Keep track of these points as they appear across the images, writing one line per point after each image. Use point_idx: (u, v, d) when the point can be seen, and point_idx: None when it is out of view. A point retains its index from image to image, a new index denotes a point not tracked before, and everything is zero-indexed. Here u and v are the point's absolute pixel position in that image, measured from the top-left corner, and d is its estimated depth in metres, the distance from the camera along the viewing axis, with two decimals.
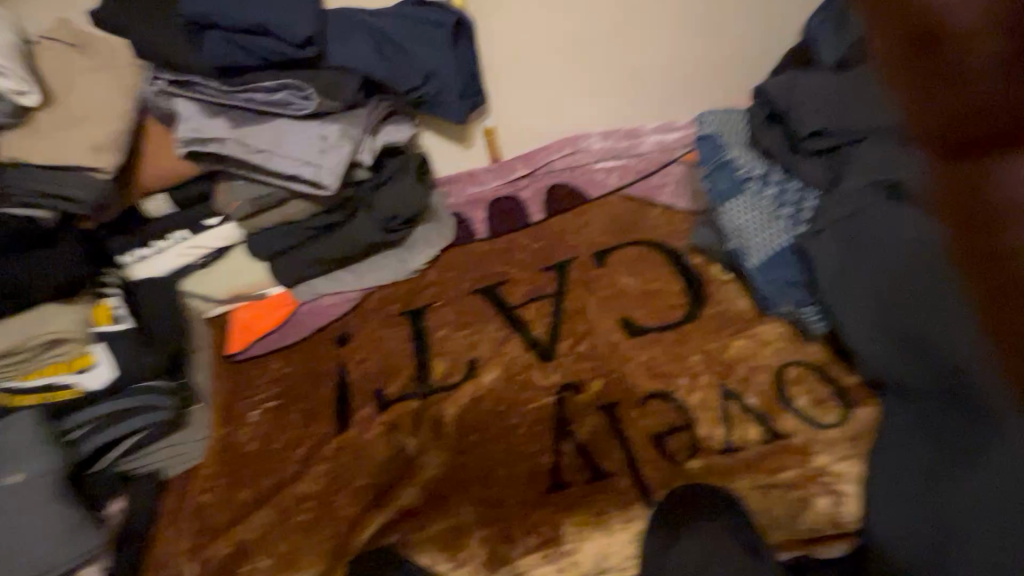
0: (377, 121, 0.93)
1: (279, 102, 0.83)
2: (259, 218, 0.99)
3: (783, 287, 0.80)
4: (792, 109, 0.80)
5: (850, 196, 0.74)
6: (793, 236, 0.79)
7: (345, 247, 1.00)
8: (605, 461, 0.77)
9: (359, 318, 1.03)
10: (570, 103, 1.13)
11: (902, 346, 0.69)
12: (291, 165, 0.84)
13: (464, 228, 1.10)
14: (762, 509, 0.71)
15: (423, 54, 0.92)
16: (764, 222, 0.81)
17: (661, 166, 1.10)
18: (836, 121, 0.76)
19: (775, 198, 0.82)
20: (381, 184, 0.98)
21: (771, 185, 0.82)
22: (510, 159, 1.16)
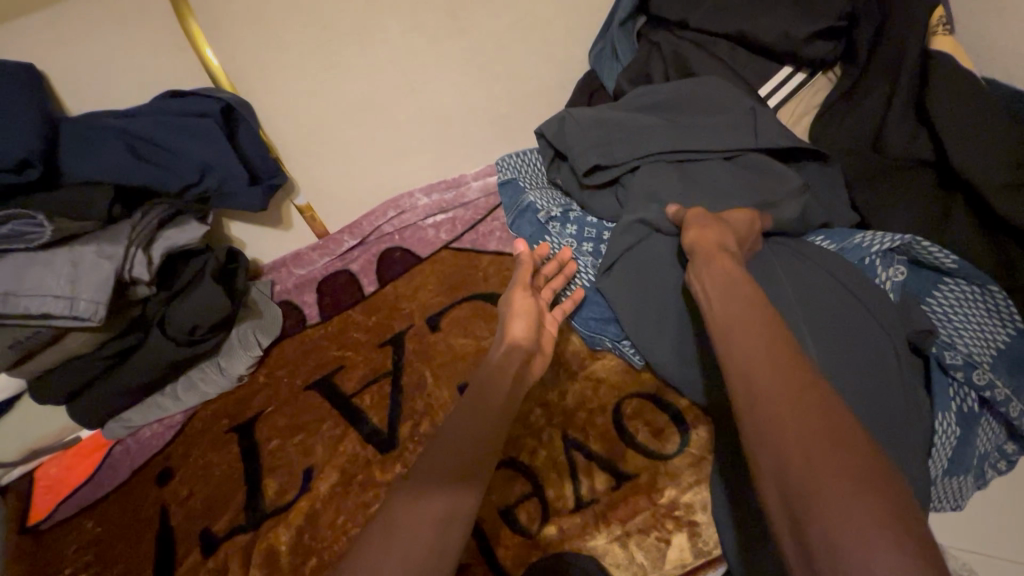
0: (150, 230, 0.82)
1: (9, 236, 0.71)
2: (29, 364, 0.83)
3: (598, 324, 0.81)
4: (569, 150, 0.84)
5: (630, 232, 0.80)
6: (594, 274, 0.83)
7: (147, 372, 0.87)
8: (456, 553, 0.70)
9: (183, 446, 0.91)
10: (386, 165, 1.09)
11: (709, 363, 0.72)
12: (36, 303, 0.72)
13: (295, 317, 1.01)
14: (627, 562, 0.68)
15: (190, 147, 0.84)
16: (568, 261, 0.85)
17: (489, 212, 1.09)
18: (607, 158, 0.82)
19: (574, 236, 0.86)
20: (175, 295, 0.88)
21: (570, 224, 0.87)
22: (335, 233, 1.09)
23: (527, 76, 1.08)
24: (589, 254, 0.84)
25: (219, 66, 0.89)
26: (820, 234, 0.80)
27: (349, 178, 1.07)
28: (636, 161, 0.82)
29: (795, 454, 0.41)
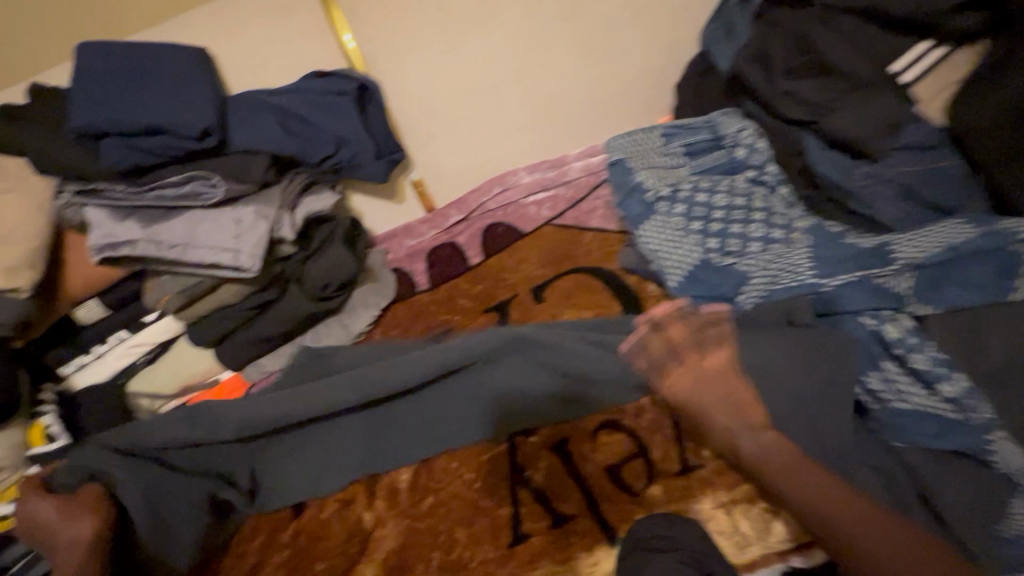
0: (295, 195, 0.93)
1: (189, 194, 0.84)
2: (192, 309, 0.95)
3: (709, 299, 0.80)
4: (622, 198, 0.89)
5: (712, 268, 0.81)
6: (704, 250, 0.82)
7: (284, 323, 0.98)
8: (563, 503, 0.75)
9: None
10: (493, 145, 1.14)
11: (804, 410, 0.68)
12: (209, 254, 0.84)
13: (407, 283, 1.09)
14: (730, 529, 0.71)
15: (330, 122, 0.92)
16: (676, 240, 0.83)
17: (590, 190, 1.12)
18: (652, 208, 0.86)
19: (683, 215, 0.84)
20: (310, 256, 0.98)
21: (680, 202, 0.85)
22: (443, 208, 1.16)
23: (632, 59, 1.10)
24: (698, 234, 0.82)
25: (354, 48, 0.97)
26: (961, 219, 0.73)
27: (457, 158, 1.14)
28: (688, 206, 0.84)
29: (796, 480, 0.64)
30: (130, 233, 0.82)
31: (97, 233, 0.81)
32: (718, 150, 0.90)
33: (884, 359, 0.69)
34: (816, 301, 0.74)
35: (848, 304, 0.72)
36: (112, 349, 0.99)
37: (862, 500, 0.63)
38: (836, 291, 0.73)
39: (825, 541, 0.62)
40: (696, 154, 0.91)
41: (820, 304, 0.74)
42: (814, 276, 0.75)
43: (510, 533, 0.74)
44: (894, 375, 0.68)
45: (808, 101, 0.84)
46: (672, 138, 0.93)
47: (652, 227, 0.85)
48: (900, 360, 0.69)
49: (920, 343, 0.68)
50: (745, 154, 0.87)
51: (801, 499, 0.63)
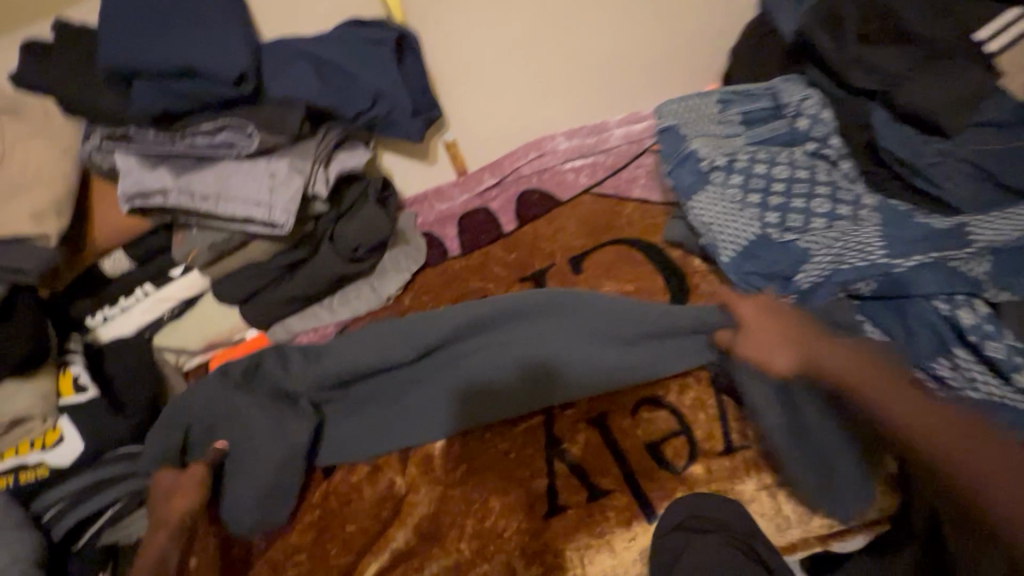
0: (329, 150, 0.89)
1: (222, 144, 0.80)
2: (220, 265, 0.93)
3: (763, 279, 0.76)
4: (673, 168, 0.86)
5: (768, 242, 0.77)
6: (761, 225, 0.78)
7: (314, 283, 0.95)
8: (601, 477, 0.73)
9: None
10: (531, 107, 1.10)
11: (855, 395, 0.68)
12: (242, 207, 0.81)
13: (437, 247, 1.06)
14: (773, 511, 0.70)
15: (368, 74, 0.88)
16: (732, 211, 0.80)
17: (631, 159, 1.07)
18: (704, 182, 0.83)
19: (740, 186, 0.80)
20: (342, 215, 0.96)
21: (737, 173, 0.81)
22: (476, 171, 1.12)
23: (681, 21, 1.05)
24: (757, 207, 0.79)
25: None
26: None
27: (493, 119, 1.09)
28: (744, 179, 0.81)
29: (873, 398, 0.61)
30: (161, 182, 0.79)
31: (127, 181, 0.78)
32: (778, 119, 0.86)
33: (955, 345, 0.67)
34: (886, 283, 0.70)
35: (918, 288, 0.68)
36: (136, 304, 0.97)
37: (912, 389, 0.60)
38: (910, 273, 0.69)
39: (922, 454, 0.56)
40: (753, 123, 0.87)
41: (889, 286, 0.70)
42: (886, 257, 0.70)
43: (544, 505, 0.73)
44: (964, 363, 0.66)
45: (879, 69, 0.79)
46: (728, 106, 0.89)
47: (707, 199, 0.81)
48: (974, 348, 0.66)
49: (998, 330, 0.65)
50: (806, 122, 0.83)
51: (903, 419, 0.58)
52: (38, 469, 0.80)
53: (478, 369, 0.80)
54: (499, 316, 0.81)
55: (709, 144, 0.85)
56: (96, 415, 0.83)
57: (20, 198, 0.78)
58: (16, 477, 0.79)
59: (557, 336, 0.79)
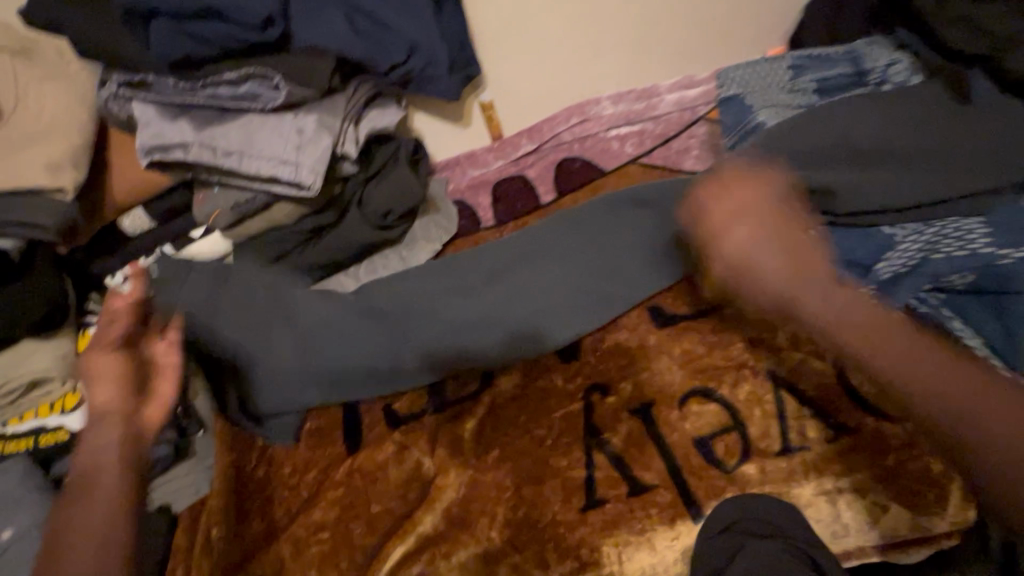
0: (359, 107, 0.83)
1: (246, 96, 0.74)
2: (242, 227, 0.88)
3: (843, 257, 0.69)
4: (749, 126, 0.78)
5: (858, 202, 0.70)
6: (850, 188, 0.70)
7: (340, 251, 0.90)
8: (644, 472, 0.68)
9: None
10: (575, 67, 1.01)
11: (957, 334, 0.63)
12: (266, 166, 0.75)
13: (469, 217, 1.00)
14: (831, 518, 0.63)
15: (403, 23, 0.80)
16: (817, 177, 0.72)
17: (682, 128, 0.98)
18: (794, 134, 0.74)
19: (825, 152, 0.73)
20: (371, 178, 0.89)
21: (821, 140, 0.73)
22: (512, 136, 1.04)
23: None
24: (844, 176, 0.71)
25: None
26: None
27: (534, 79, 1.01)
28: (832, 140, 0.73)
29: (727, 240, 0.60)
30: (182, 135, 0.73)
31: (146, 133, 0.73)
32: (860, 87, 0.78)
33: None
34: (983, 276, 0.62)
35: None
36: None
37: (903, 332, 0.59)
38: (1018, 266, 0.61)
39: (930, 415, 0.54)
40: (831, 91, 0.78)
41: (989, 278, 0.62)
42: (992, 246, 0.63)
43: (581, 497, 0.69)
44: None
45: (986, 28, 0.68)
46: (803, 71, 0.79)
47: (779, 155, 0.72)
48: None
49: None
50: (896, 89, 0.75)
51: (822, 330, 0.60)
52: (58, 432, 0.78)
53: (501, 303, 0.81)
54: (504, 267, 0.83)
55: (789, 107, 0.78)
56: None
57: (34, 148, 0.73)
58: (35, 440, 0.77)
59: (572, 276, 0.81)
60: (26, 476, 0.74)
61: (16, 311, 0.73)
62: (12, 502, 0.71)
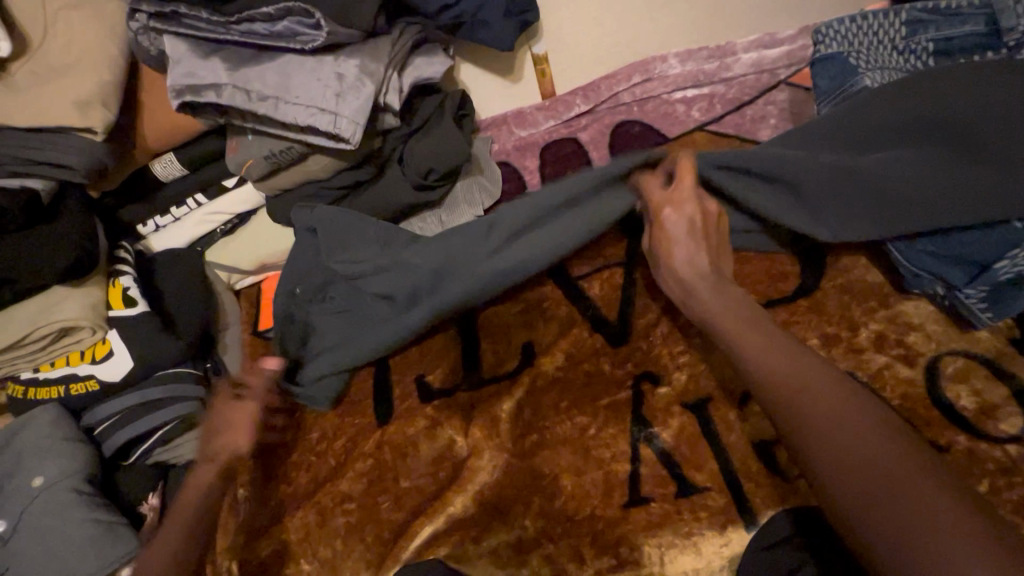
0: (404, 53, 0.75)
1: (284, 34, 0.67)
2: (276, 179, 0.83)
3: (957, 245, 0.61)
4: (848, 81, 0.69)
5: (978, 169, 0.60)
6: (966, 157, 0.61)
7: (378, 210, 0.84)
8: (696, 472, 0.63)
9: None
10: (642, 17, 0.90)
11: None
12: (303, 114, 0.69)
13: (514, 181, 0.92)
14: None
15: None
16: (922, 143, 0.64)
17: (758, 92, 0.88)
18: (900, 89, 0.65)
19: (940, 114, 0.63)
20: (413, 133, 0.83)
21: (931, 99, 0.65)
22: (566, 94, 0.96)
23: None
24: (959, 142, 0.62)
25: None
26: None
27: (595, 29, 0.91)
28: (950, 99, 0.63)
29: (739, 341, 0.60)
30: (215, 76, 0.67)
31: (177, 71, 0.67)
32: (989, 51, 0.66)
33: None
34: None
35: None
36: (188, 216, 0.91)
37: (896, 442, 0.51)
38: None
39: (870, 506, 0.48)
40: (952, 54, 0.68)
41: None
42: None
43: (623, 493, 0.64)
44: None
45: None
46: (920, 28, 0.69)
47: (875, 122, 0.65)
48: None
49: None
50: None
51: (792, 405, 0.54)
52: (90, 381, 0.77)
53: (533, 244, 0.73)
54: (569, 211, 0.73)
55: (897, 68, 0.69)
56: (147, 332, 0.78)
57: (63, 84, 0.68)
58: (69, 387, 0.77)
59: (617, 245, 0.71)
60: (55, 425, 0.73)
61: (47, 256, 0.70)
62: (43, 449, 0.71)
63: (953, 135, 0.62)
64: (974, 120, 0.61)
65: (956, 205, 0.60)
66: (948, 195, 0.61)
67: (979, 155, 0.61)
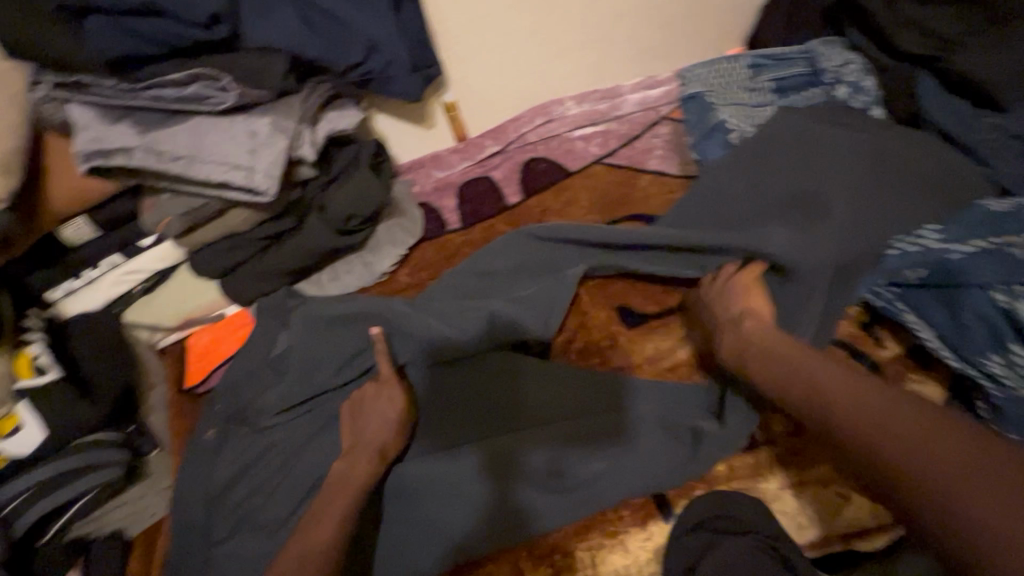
0: (315, 109, 0.80)
1: (194, 97, 0.70)
2: (198, 234, 0.84)
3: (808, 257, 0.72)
4: (710, 116, 0.82)
5: (832, 180, 0.71)
6: (817, 171, 0.72)
7: (301, 257, 0.87)
8: None
9: None
10: (541, 66, 0.99)
11: (931, 322, 0.65)
12: (218, 170, 0.71)
13: (435, 220, 0.98)
14: (796, 510, 0.66)
15: (361, 21, 0.77)
16: (772, 163, 0.75)
17: (647, 127, 0.99)
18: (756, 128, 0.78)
19: (788, 140, 0.76)
20: (332, 181, 0.87)
21: (775, 124, 0.78)
22: (477, 137, 1.03)
23: None
24: (806, 160, 0.74)
25: None
26: None
27: (499, 78, 0.98)
28: (792, 133, 0.76)
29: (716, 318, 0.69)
30: (124, 139, 0.69)
31: (86, 138, 0.68)
32: (814, 87, 0.81)
33: (1013, 343, 0.60)
34: (935, 271, 0.64)
35: (975, 276, 0.62)
36: (103, 276, 0.89)
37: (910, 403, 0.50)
38: (967, 260, 0.63)
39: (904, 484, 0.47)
40: (786, 91, 0.82)
41: (940, 274, 0.64)
42: (943, 241, 0.65)
43: (580, 498, 0.66)
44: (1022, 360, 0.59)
45: (936, 32, 0.73)
46: (761, 71, 0.83)
47: (735, 151, 0.78)
48: None
49: None
50: (850, 85, 0.78)
51: (896, 439, 0.48)
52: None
53: (508, 330, 0.77)
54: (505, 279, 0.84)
55: (752, 106, 0.82)
56: (60, 401, 0.75)
57: None
58: None
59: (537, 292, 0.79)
60: None
61: None
62: None
63: (800, 156, 0.74)
64: (825, 149, 0.74)
65: (820, 215, 0.69)
66: (813, 208, 0.70)
67: (821, 169, 0.72)
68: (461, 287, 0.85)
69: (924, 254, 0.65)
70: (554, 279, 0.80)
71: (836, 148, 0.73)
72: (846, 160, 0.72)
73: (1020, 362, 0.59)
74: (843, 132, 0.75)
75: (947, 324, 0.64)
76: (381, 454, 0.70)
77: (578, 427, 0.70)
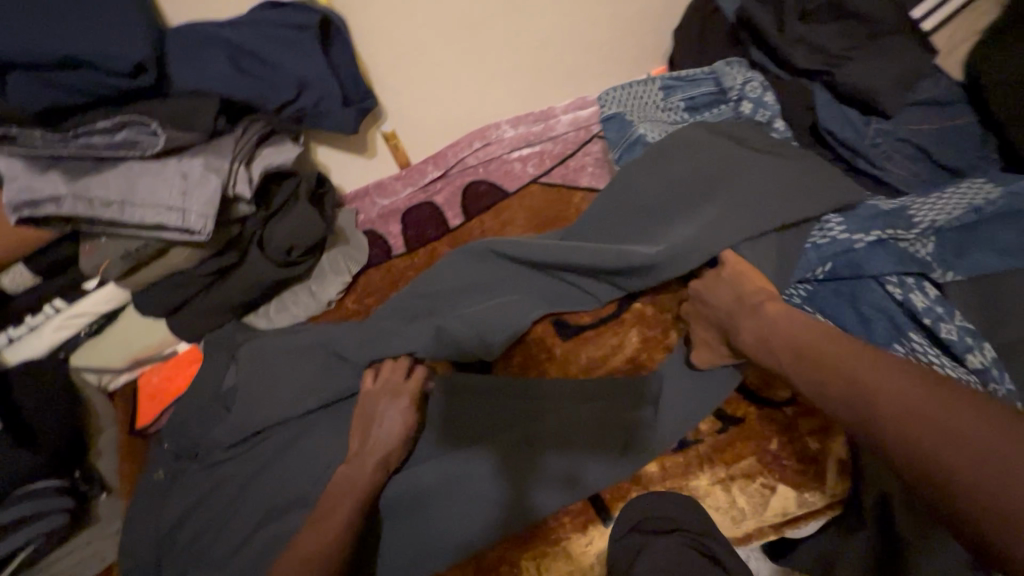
0: (250, 147, 0.82)
1: (123, 143, 0.72)
2: (139, 275, 0.85)
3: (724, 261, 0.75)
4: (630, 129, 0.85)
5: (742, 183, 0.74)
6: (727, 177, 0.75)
7: (245, 291, 0.89)
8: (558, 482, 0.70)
9: None
10: (475, 93, 1.03)
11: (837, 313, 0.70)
12: (152, 213, 0.73)
13: (380, 246, 1.00)
14: (728, 505, 0.69)
15: (290, 62, 0.80)
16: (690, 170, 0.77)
17: (580, 147, 1.04)
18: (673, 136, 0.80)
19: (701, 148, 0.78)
20: (272, 215, 0.89)
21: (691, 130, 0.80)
22: (419, 163, 1.06)
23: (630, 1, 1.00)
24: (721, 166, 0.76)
25: None
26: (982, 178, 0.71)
27: (436, 107, 1.02)
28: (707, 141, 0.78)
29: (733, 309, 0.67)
30: (54, 188, 0.70)
31: (14, 189, 0.69)
32: (722, 104, 0.85)
33: (910, 329, 0.65)
34: (841, 263, 0.69)
35: (869, 270, 0.67)
36: (44, 323, 0.88)
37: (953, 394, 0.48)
38: (866, 251, 0.68)
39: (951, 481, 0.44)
40: (698, 109, 0.87)
41: (844, 266, 0.69)
42: (846, 231, 0.69)
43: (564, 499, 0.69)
44: (920, 347, 0.64)
45: (827, 49, 0.79)
46: (672, 92, 0.88)
47: (656, 158, 0.79)
48: (926, 330, 0.65)
49: (948, 312, 0.64)
50: (758, 93, 0.81)
51: (944, 432, 0.46)
52: None
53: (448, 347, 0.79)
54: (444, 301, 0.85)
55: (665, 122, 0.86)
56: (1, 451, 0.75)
57: None
58: None
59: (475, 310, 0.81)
60: None
61: None
62: None
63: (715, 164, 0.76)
64: (736, 156, 0.76)
65: (730, 220, 0.72)
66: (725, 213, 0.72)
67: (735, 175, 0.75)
68: (406, 311, 0.87)
69: (826, 250, 0.70)
70: (494, 297, 0.82)
71: (748, 153, 0.76)
72: (757, 163, 0.75)
73: (917, 348, 0.64)
74: (751, 142, 0.78)
75: (848, 318, 0.69)
76: (384, 458, 0.72)
77: (586, 435, 0.72)
